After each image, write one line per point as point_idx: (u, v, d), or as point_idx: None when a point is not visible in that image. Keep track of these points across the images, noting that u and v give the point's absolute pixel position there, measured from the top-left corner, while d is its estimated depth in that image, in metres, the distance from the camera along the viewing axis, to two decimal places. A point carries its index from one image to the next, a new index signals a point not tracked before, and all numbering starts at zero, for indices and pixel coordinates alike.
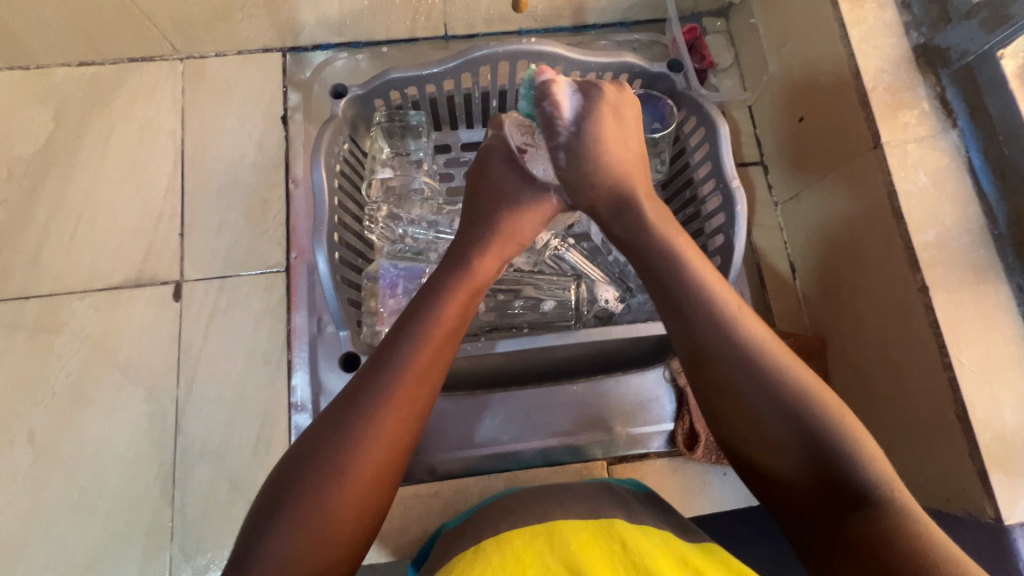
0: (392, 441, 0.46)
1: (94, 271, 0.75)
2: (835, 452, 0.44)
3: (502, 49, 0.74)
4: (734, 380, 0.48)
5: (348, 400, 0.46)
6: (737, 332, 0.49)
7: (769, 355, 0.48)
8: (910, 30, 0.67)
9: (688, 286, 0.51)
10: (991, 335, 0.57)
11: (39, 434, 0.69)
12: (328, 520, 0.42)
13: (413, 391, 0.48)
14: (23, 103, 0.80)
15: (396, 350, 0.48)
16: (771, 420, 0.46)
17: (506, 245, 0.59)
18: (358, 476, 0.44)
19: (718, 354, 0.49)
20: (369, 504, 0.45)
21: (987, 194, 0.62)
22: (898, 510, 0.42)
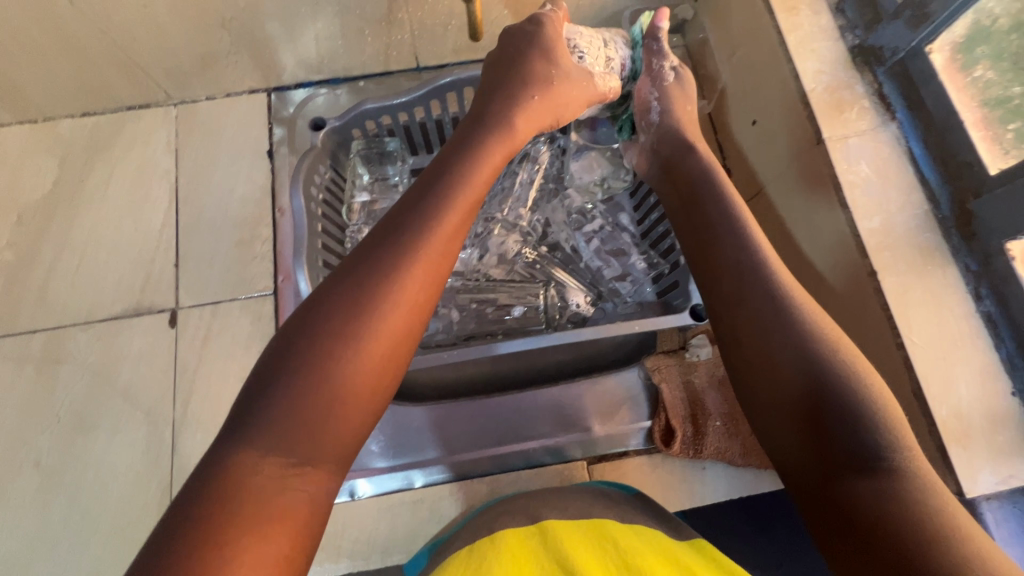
0: (411, 288, 0.44)
1: (96, 303, 0.80)
2: (868, 418, 0.42)
3: (465, 76, 0.80)
4: (769, 326, 0.49)
5: (350, 270, 0.44)
6: (780, 287, 0.51)
7: (811, 324, 0.48)
8: (846, 32, 0.71)
9: (739, 241, 0.55)
10: (941, 313, 0.59)
11: (45, 459, 0.73)
12: (324, 388, 0.39)
13: (435, 259, 0.46)
14: (32, 153, 0.87)
15: (431, 202, 0.49)
16: (795, 369, 0.46)
17: (556, 97, 0.63)
18: (355, 345, 0.41)
19: (757, 301, 0.51)
20: (373, 385, 0.41)
21: (929, 180, 0.64)
22: (925, 488, 0.40)
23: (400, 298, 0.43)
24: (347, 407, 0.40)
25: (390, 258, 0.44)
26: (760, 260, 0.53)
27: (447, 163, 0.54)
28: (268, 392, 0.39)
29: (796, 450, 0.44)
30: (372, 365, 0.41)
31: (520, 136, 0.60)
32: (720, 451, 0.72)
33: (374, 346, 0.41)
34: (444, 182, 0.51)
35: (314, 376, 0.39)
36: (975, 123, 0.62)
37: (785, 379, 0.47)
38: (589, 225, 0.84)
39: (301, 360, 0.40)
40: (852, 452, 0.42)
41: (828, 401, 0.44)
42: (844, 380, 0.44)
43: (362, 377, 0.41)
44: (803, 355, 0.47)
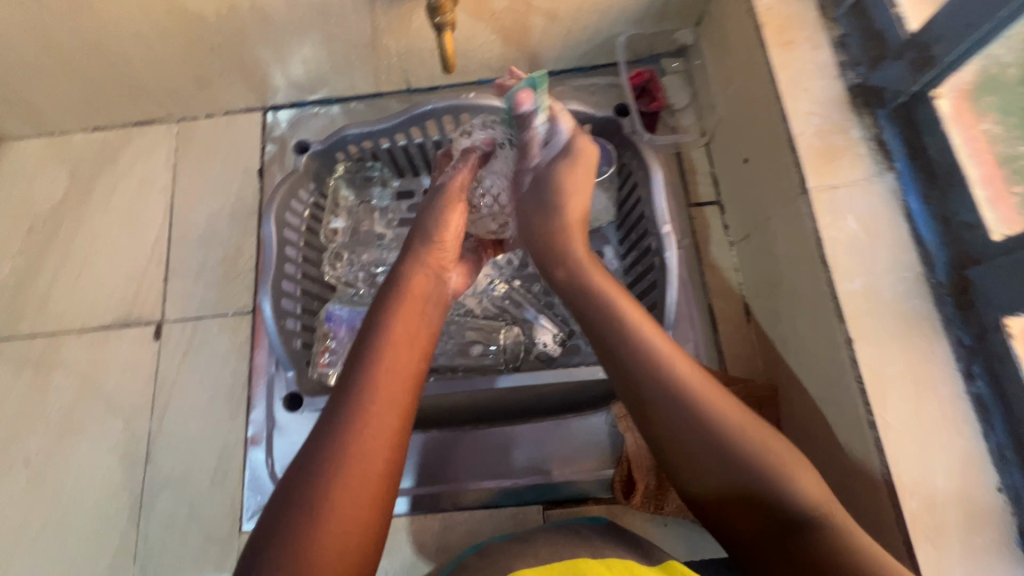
0: (376, 425, 0.49)
1: (91, 312, 0.85)
2: (775, 486, 0.46)
3: (444, 104, 0.79)
4: (673, 430, 0.49)
5: (313, 439, 0.48)
6: (674, 380, 0.50)
7: (701, 401, 0.49)
8: (847, 69, 0.65)
9: (625, 340, 0.53)
10: (921, 391, 0.54)
11: (32, 458, 0.78)
12: (304, 554, 0.42)
13: (384, 396, 0.50)
14: (47, 164, 0.92)
15: (365, 352, 0.53)
16: (701, 456, 0.48)
17: (444, 247, 0.65)
18: (329, 506, 0.44)
19: (656, 402, 0.50)
20: (356, 529, 0.45)
21: (926, 239, 0.58)
22: (838, 529, 0.43)
23: (360, 445, 0.47)
24: (332, 553, 0.43)
25: (346, 415, 0.49)
26: (644, 338, 0.53)
27: (367, 325, 0.56)
28: (256, 564, 0.42)
29: (733, 522, 0.47)
30: (349, 514, 0.45)
31: (429, 288, 0.61)
32: (682, 510, 0.68)
33: (347, 498, 0.45)
34: (385, 327, 0.55)
35: (294, 542, 0.43)
36: (980, 180, 0.57)
37: (699, 462, 0.48)
38: None
39: (282, 536, 0.43)
40: (772, 515, 0.45)
41: (747, 475, 0.46)
42: (744, 455, 0.47)
43: (340, 531, 0.44)
44: (711, 446, 0.48)
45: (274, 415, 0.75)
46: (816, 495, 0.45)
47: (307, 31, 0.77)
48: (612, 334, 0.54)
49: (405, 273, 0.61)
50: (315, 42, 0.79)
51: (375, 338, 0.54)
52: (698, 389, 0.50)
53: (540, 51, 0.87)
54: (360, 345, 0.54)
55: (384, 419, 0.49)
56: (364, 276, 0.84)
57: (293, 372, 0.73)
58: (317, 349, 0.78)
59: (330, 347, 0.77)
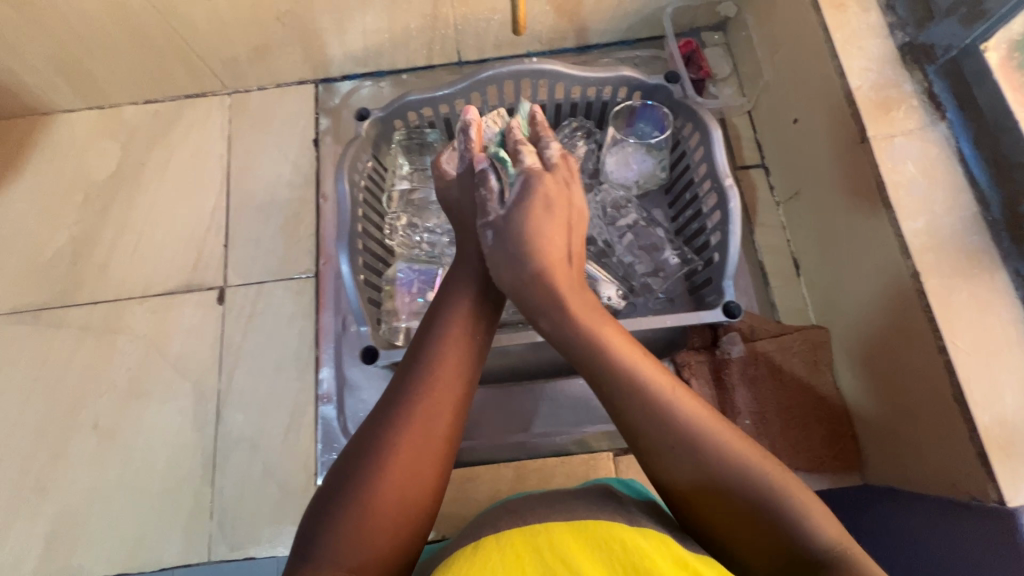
0: (417, 453, 0.49)
1: (152, 279, 0.85)
2: (789, 521, 0.43)
3: (506, 69, 0.81)
4: (664, 446, 0.47)
5: (387, 405, 0.52)
6: (673, 400, 0.49)
7: (715, 440, 0.47)
8: (896, 30, 0.69)
9: (616, 361, 0.51)
10: (986, 317, 0.58)
11: (102, 422, 0.78)
12: (372, 506, 0.46)
13: (424, 421, 0.50)
14: (99, 136, 0.93)
15: (415, 363, 0.54)
16: (701, 476, 0.46)
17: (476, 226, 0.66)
18: (395, 472, 0.48)
19: (653, 425, 0.48)
20: (414, 502, 0.48)
21: (979, 182, 0.62)
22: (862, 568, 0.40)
23: (424, 429, 0.50)
24: (388, 519, 0.46)
25: (420, 393, 0.52)
26: (629, 362, 0.51)
27: (425, 328, 0.58)
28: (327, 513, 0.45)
29: (734, 552, 0.45)
30: (410, 487, 0.48)
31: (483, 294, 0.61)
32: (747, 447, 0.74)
33: (406, 475, 0.48)
34: (455, 321, 0.58)
35: (361, 499, 0.46)
36: None
37: (699, 471, 0.46)
38: (623, 219, 0.84)
39: (353, 488, 0.47)
40: (783, 548, 0.43)
41: (760, 501, 0.44)
42: (750, 482, 0.45)
43: (401, 499, 0.47)
44: (707, 466, 0.46)
45: (347, 373, 0.77)
46: (830, 529, 0.43)
47: None
48: (600, 349, 0.53)
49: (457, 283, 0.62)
50: (378, 11, 0.81)
51: (445, 332, 0.57)
52: (703, 414, 0.48)
53: (589, 23, 0.90)
54: (431, 334, 0.57)
55: (445, 413, 0.52)
56: (426, 239, 0.86)
57: (366, 327, 0.74)
58: (387, 307, 0.80)
59: (398, 306, 0.79)
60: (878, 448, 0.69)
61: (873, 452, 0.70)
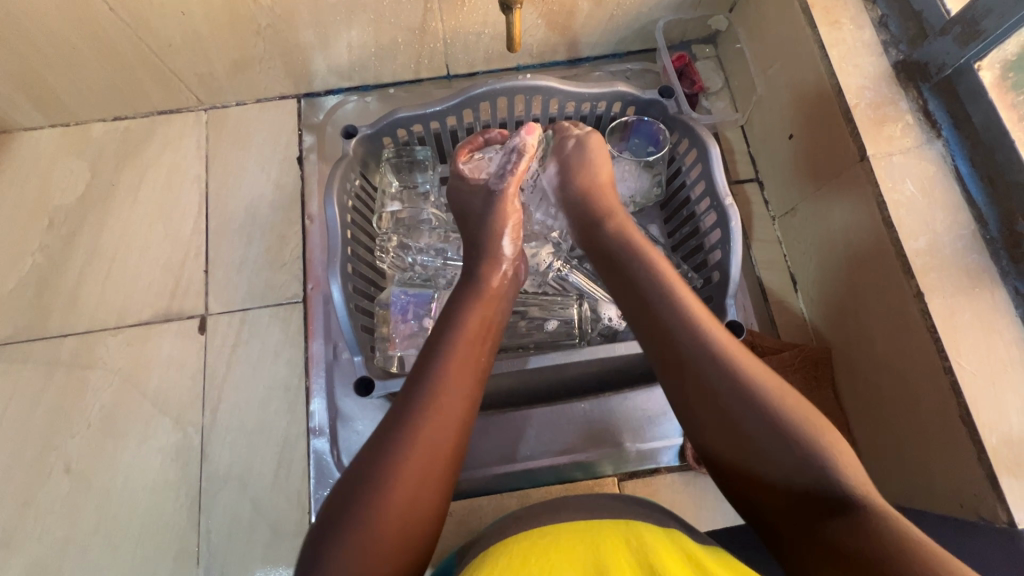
0: (444, 423, 0.49)
1: (126, 308, 0.80)
2: (820, 460, 0.44)
3: (500, 85, 0.79)
4: (711, 374, 0.49)
5: (394, 409, 0.50)
6: (717, 345, 0.51)
7: (748, 376, 0.48)
8: (889, 47, 0.70)
9: (670, 294, 0.54)
10: (990, 337, 0.58)
11: (74, 464, 0.74)
12: (380, 513, 0.44)
13: (451, 396, 0.50)
14: (64, 155, 0.87)
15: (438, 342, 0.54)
16: (741, 414, 0.47)
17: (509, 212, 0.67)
18: (405, 473, 0.46)
19: (706, 362, 0.50)
20: (425, 502, 0.46)
21: (977, 200, 0.62)
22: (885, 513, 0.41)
23: (436, 421, 0.49)
24: (400, 523, 0.44)
25: (428, 393, 0.50)
26: (686, 307, 0.53)
27: (448, 311, 0.58)
28: (333, 523, 0.44)
29: (765, 498, 0.46)
30: (424, 485, 0.46)
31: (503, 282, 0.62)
32: None
33: (417, 467, 0.46)
34: (462, 314, 0.57)
35: (372, 505, 0.44)
36: None
37: (726, 398, 0.48)
38: None
39: (358, 499, 0.45)
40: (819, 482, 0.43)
41: (789, 460, 0.45)
42: (785, 421, 0.46)
43: (411, 500, 0.45)
44: (749, 393, 0.47)
45: (338, 404, 0.73)
46: (858, 478, 0.43)
47: (357, 14, 0.76)
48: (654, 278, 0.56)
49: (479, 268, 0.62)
50: (364, 25, 0.78)
51: (455, 325, 0.56)
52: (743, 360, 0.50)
53: (581, 36, 0.88)
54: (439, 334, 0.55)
55: (457, 402, 0.51)
56: (418, 262, 0.83)
57: (359, 357, 0.71)
58: (380, 333, 0.77)
59: (392, 333, 0.76)
60: (879, 465, 0.70)
61: (874, 468, 0.71)
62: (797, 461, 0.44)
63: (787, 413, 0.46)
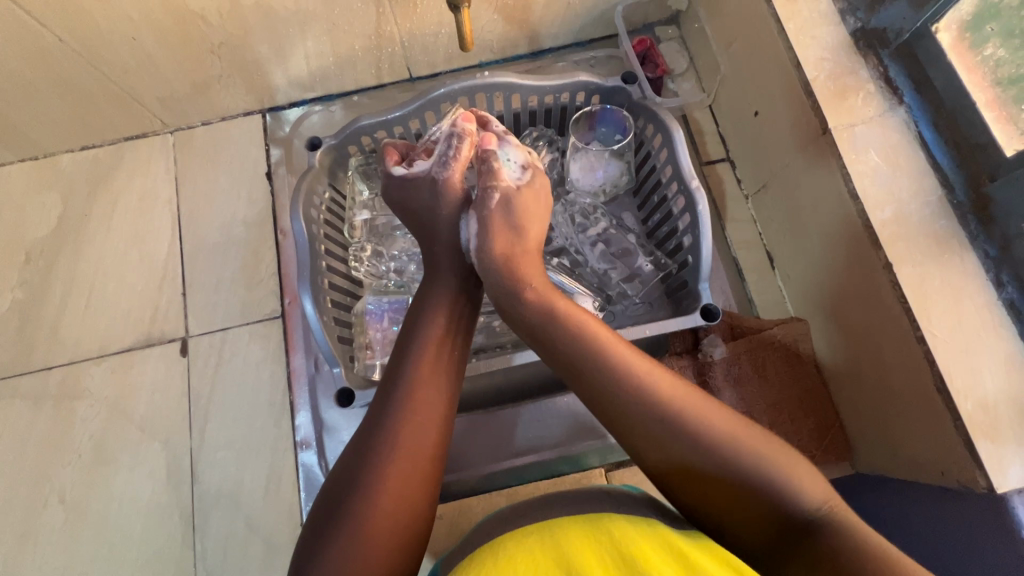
0: (421, 439, 0.48)
1: (108, 337, 0.81)
2: (780, 487, 0.45)
3: (459, 86, 0.78)
4: (638, 422, 0.48)
5: (363, 433, 0.49)
6: (653, 394, 0.48)
7: (690, 412, 0.47)
8: (847, 15, 0.68)
9: (604, 360, 0.50)
10: (962, 304, 0.57)
11: (69, 494, 0.75)
12: (370, 517, 0.44)
13: (424, 407, 0.50)
14: (36, 189, 0.88)
15: (407, 353, 0.53)
16: (669, 449, 0.47)
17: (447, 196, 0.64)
18: (389, 485, 0.46)
19: (637, 421, 0.48)
20: (412, 515, 0.46)
21: (943, 165, 0.62)
22: (846, 525, 0.43)
23: (416, 429, 0.48)
24: (386, 535, 0.44)
25: (406, 397, 0.50)
26: (598, 339, 0.51)
27: (414, 317, 0.56)
28: (325, 532, 0.44)
29: (731, 526, 0.46)
30: (410, 492, 0.46)
31: (470, 282, 0.61)
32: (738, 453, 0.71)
33: (401, 478, 0.46)
34: (429, 318, 0.56)
35: (356, 528, 0.44)
36: (986, 105, 0.60)
37: (654, 438, 0.47)
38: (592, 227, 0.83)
39: (346, 515, 0.44)
40: (780, 513, 0.45)
41: (746, 486, 0.45)
42: (732, 458, 0.46)
43: (399, 503, 0.45)
44: (686, 441, 0.46)
45: (323, 416, 0.73)
46: (819, 493, 0.45)
47: (310, 24, 0.75)
48: (583, 349, 0.51)
49: (440, 271, 0.61)
50: (319, 35, 0.77)
51: (427, 321, 0.55)
52: (702, 415, 0.47)
53: (540, 28, 0.87)
54: (410, 336, 0.54)
55: (438, 404, 0.51)
56: (393, 268, 0.82)
57: (339, 368, 0.71)
58: (359, 342, 0.77)
59: (370, 340, 0.75)
60: (863, 437, 0.70)
61: (859, 441, 0.70)
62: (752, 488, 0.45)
63: (734, 450, 0.46)
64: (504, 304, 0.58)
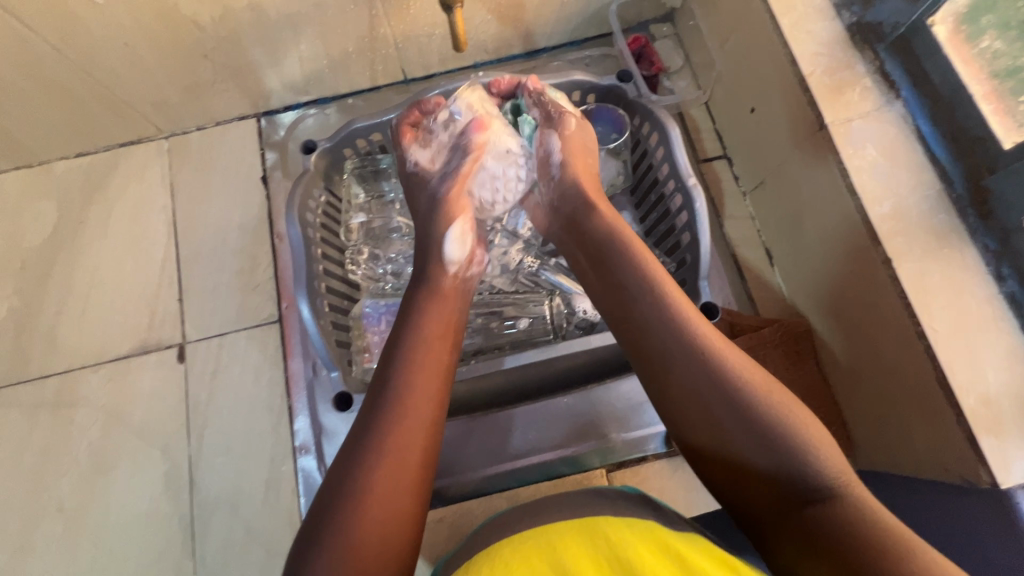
0: (410, 437, 0.48)
1: (104, 344, 0.81)
2: (800, 455, 0.43)
3: (453, 86, 0.77)
4: (675, 362, 0.49)
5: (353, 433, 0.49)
6: (693, 336, 0.50)
7: (728, 361, 0.48)
8: (842, 10, 0.68)
9: (653, 299, 0.52)
10: (962, 299, 0.57)
11: (67, 503, 0.74)
12: (358, 519, 0.44)
13: (412, 406, 0.49)
14: (31, 197, 0.88)
15: (396, 353, 0.53)
16: (701, 386, 0.48)
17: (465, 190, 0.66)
18: (376, 486, 0.45)
19: (675, 359, 0.49)
20: (401, 515, 0.45)
21: (940, 158, 0.61)
22: (862, 507, 0.41)
23: (404, 429, 0.48)
24: (374, 536, 0.44)
25: (393, 398, 0.49)
26: (654, 285, 0.53)
27: (402, 317, 0.56)
28: (314, 534, 0.44)
29: (748, 492, 0.46)
30: (398, 492, 0.46)
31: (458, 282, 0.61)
32: None
33: (389, 479, 0.46)
34: (418, 318, 0.56)
35: (343, 529, 0.43)
36: (985, 96, 0.60)
37: (683, 377, 0.49)
38: None
39: (334, 517, 0.44)
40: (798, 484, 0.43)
41: (763, 449, 0.45)
42: (760, 410, 0.45)
43: (387, 504, 0.45)
44: (718, 386, 0.47)
45: (321, 422, 0.71)
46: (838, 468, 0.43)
47: (303, 27, 0.75)
48: (634, 289, 0.54)
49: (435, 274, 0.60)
50: (312, 38, 0.77)
51: (415, 322, 0.55)
52: (741, 365, 0.48)
53: (534, 28, 0.87)
54: (399, 336, 0.54)
55: (427, 403, 0.50)
56: (390, 271, 0.81)
57: (337, 372, 0.71)
58: (356, 346, 0.76)
59: (368, 344, 0.74)
60: (869, 435, 0.68)
61: (862, 437, 0.70)
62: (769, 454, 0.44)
63: (764, 402, 0.46)
64: (571, 253, 0.62)
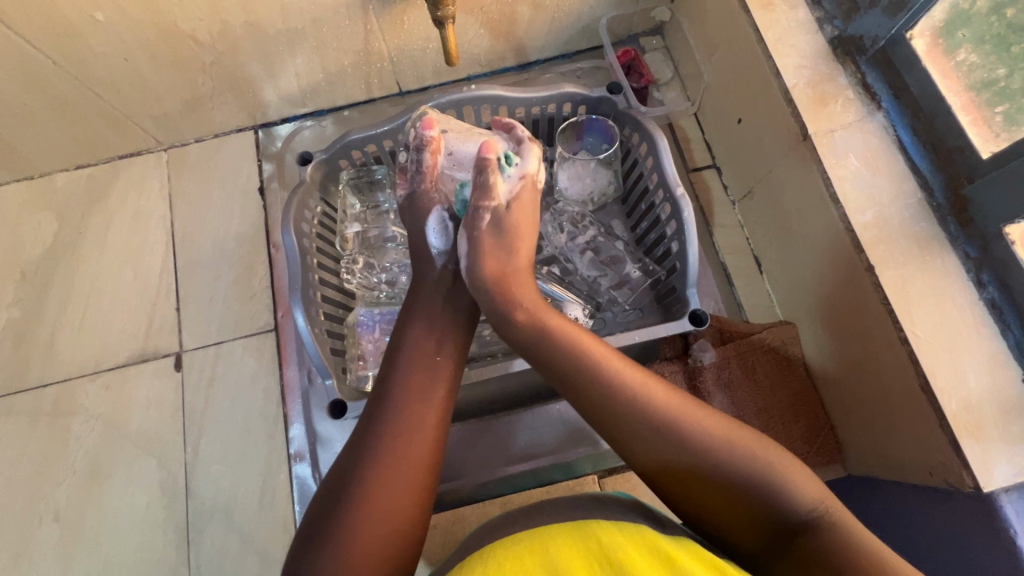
0: (409, 446, 0.49)
1: (102, 353, 0.82)
2: (772, 489, 0.45)
3: (446, 99, 0.79)
4: (640, 437, 0.48)
5: (354, 444, 0.50)
6: (650, 406, 0.48)
7: (686, 421, 0.48)
8: (824, 24, 0.70)
9: (601, 381, 0.50)
10: (944, 305, 0.58)
11: (63, 512, 0.75)
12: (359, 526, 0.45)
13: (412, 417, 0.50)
14: (32, 208, 0.89)
15: (396, 367, 0.54)
16: (669, 455, 0.47)
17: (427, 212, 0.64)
18: (376, 494, 0.46)
19: (642, 434, 0.48)
20: (402, 520, 0.46)
21: (921, 168, 0.63)
22: (838, 525, 0.44)
23: (405, 439, 0.49)
24: (376, 542, 0.45)
25: (393, 409, 0.51)
26: (589, 365, 0.51)
27: (400, 328, 0.57)
28: (315, 542, 0.44)
29: (730, 527, 0.47)
30: (399, 499, 0.47)
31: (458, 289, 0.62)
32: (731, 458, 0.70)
33: (389, 487, 0.47)
34: (416, 330, 0.57)
35: (344, 536, 0.44)
36: (962, 107, 0.61)
37: (649, 447, 0.48)
38: (581, 236, 0.83)
39: (335, 525, 0.45)
40: (776, 514, 0.45)
41: (744, 490, 0.46)
42: (731, 463, 0.46)
43: (387, 510, 0.46)
44: (684, 448, 0.47)
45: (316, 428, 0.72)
46: (811, 491, 0.45)
47: (299, 42, 0.76)
48: (585, 359, 0.51)
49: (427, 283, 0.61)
50: (308, 53, 0.79)
51: (413, 334, 0.56)
52: (701, 421, 0.48)
53: (526, 41, 0.89)
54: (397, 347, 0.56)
55: (426, 413, 0.51)
56: (385, 279, 0.82)
57: (331, 380, 0.71)
58: (351, 354, 0.77)
59: (362, 352, 0.75)
60: (857, 441, 0.69)
61: (850, 443, 0.71)
62: (748, 488, 0.46)
63: (732, 452, 0.46)
64: (506, 307, 0.57)
